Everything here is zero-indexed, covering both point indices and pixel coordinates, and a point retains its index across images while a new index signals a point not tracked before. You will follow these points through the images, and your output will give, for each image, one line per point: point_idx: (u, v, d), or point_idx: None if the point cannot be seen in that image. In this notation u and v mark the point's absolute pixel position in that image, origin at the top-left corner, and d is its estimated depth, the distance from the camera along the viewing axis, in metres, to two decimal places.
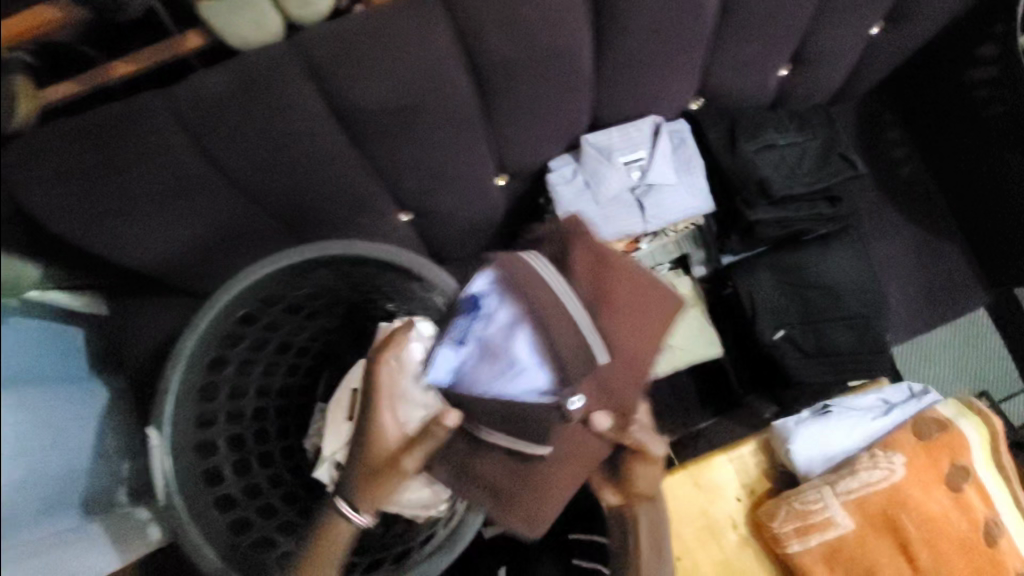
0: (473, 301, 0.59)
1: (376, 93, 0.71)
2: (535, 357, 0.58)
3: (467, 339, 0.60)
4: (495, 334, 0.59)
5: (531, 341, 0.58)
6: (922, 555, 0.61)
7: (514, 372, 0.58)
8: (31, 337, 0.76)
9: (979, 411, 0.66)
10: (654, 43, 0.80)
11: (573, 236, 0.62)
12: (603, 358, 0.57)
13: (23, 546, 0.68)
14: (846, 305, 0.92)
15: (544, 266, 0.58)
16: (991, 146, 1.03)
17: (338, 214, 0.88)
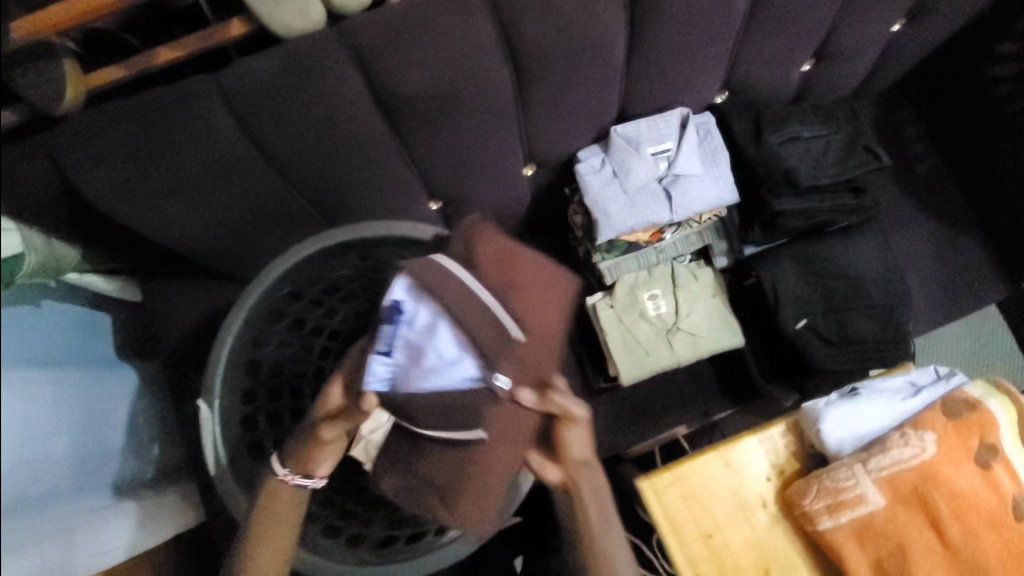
0: (393, 308, 0.55)
1: (417, 81, 0.73)
2: (459, 347, 0.55)
3: (394, 347, 0.55)
4: (419, 335, 0.55)
5: (453, 332, 0.55)
6: (952, 529, 0.63)
7: (444, 367, 0.55)
8: (58, 323, 0.80)
9: (1008, 391, 0.67)
10: (683, 35, 0.82)
11: (473, 233, 0.61)
12: (517, 334, 0.55)
13: (58, 522, 0.70)
14: (869, 294, 0.94)
15: (451, 265, 0.57)
16: (1010, 140, 1.05)
17: (373, 200, 0.90)
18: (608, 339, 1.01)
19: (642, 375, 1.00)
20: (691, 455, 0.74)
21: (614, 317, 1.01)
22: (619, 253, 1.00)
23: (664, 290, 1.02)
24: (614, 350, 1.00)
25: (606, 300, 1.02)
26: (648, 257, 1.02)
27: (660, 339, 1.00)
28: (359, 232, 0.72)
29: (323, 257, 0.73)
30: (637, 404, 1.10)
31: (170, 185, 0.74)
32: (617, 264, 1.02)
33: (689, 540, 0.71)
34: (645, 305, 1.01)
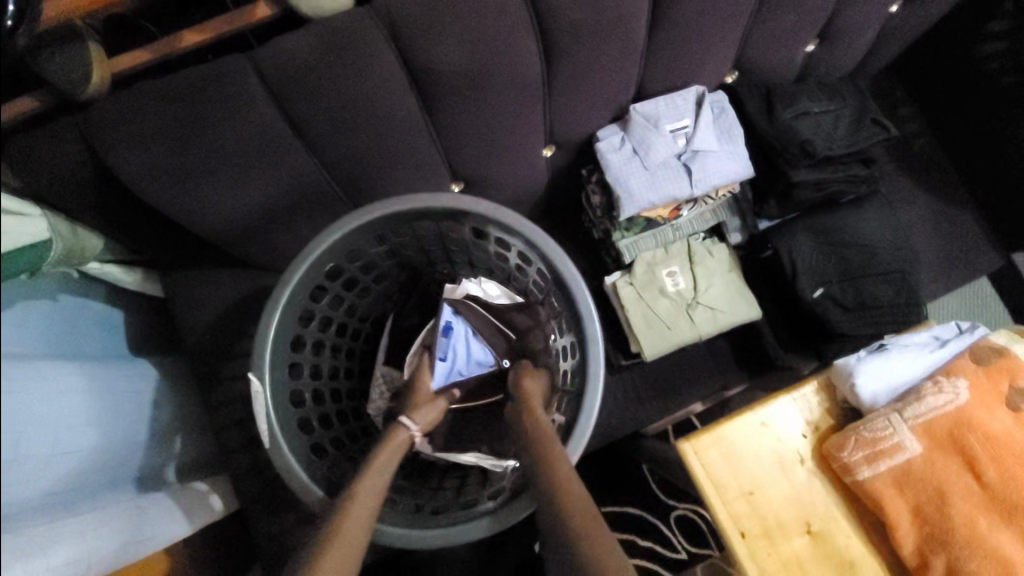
0: (447, 327, 0.85)
1: (452, 56, 0.74)
2: (482, 348, 0.88)
3: (446, 353, 0.86)
4: (461, 341, 0.87)
5: (477, 339, 0.88)
6: (989, 471, 0.66)
7: (473, 359, 0.88)
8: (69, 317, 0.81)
9: None
10: (703, 12, 0.84)
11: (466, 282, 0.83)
12: (512, 334, 0.88)
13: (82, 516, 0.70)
14: (883, 260, 0.99)
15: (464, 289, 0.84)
16: (1001, 110, 1.09)
17: (398, 182, 0.91)
18: (630, 316, 1.02)
19: (665, 349, 1.02)
20: (727, 416, 0.76)
21: (635, 294, 1.03)
22: (638, 230, 1.03)
23: (682, 267, 1.04)
24: (636, 325, 1.02)
25: (625, 278, 1.04)
26: (665, 236, 1.04)
27: (682, 314, 1.02)
28: (401, 205, 0.70)
29: (363, 232, 0.73)
30: (657, 382, 1.12)
31: (208, 164, 0.75)
32: (635, 242, 1.03)
33: (732, 498, 0.72)
34: (664, 281, 1.03)
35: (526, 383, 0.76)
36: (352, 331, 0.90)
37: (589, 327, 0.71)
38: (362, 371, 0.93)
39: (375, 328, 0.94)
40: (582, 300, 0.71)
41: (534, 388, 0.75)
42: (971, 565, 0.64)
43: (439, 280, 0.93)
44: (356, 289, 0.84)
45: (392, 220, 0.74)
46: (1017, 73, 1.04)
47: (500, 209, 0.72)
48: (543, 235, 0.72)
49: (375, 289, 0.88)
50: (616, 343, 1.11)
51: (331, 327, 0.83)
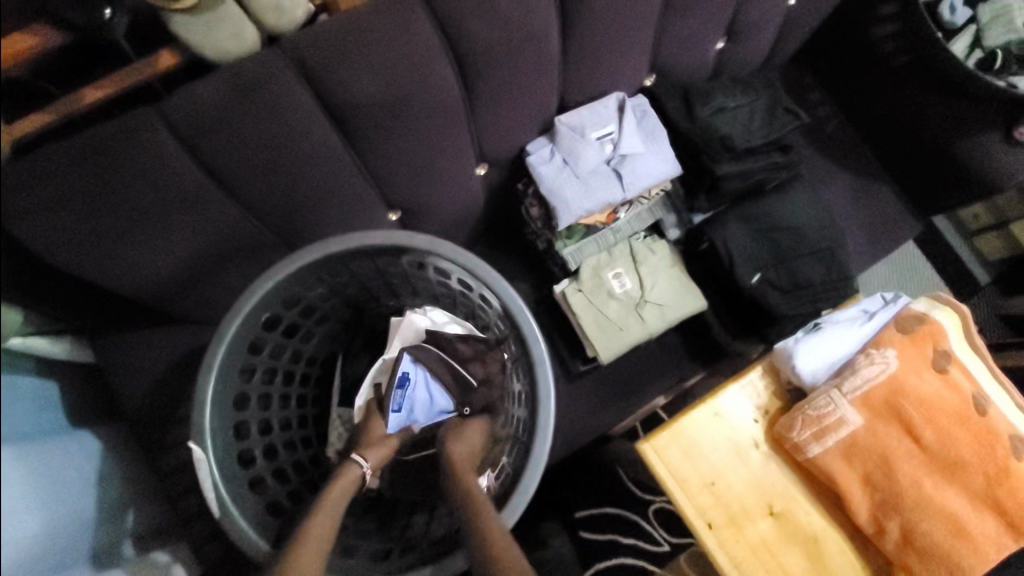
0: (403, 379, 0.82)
1: (369, 89, 0.74)
2: (443, 394, 0.85)
3: (400, 405, 0.83)
4: (419, 390, 0.84)
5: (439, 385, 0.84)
6: (926, 432, 0.68)
7: (430, 407, 0.85)
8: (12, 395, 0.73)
9: (949, 301, 0.74)
10: (611, 24, 0.87)
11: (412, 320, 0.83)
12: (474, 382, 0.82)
13: None
14: (811, 240, 1.03)
15: (415, 322, 0.84)
16: (904, 89, 1.13)
17: (331, 219, 0.89)
18: (582, 322, 1.04)
19: (619, 350, 1.04)
20: (681, 411, 0.78)
21: (585, 299, 1.05)
22: (580, 237, 1.05)
23: (627, 268, 1.07)
24: (589, 330, 1.04)
25: (573, 285, 1.06)
26: (605, 240, 1.08)
27: (631, 313, 1.05)
28: (331, 246, 0.70)
29: (297, 277, 0.72)
30: (616, 383, 1.14)
31: (123, 222, 0.72)
32: (579, 248, 1.06)
33: (695, 491, 0.74)
34: (611, 283, 1.06)
35: (453, 447, 0.75)
36: (301, 376, 0.88)
37: (534, 348, 0.71)
38: (316, 415, 0.91)
39: (323, 370, 0.92)
40: (525, 320, 0.72)
41: (461, 448, 0.75)
42: (923, 524, 0.67)
43: (385, 312, 0.92)
44: (298, 334, 0.82)
45: (328, 259, 0.73)
46: (909, 52, 1.08)
47: (432, 238, 0.72)
48: (478, 260, 0.72)
49: (317, 331, 0.87)
50: (572, 349, 1.13)
51: (276, 377, 0.80)
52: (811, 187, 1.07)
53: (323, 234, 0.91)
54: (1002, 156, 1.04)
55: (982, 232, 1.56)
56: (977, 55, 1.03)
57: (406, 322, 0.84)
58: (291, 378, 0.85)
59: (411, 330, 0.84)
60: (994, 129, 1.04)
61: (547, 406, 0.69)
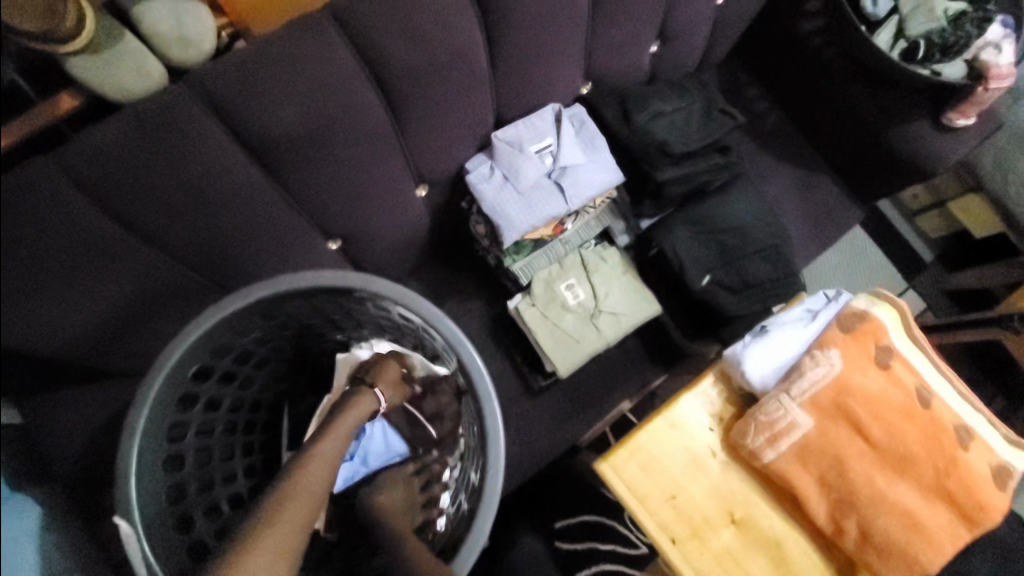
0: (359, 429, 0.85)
1: (289, 122, 0.71)
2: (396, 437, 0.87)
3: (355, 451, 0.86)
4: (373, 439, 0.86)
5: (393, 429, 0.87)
6: (875, 430, 0.69)
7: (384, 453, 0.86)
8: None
9: (886, 297, 0.74)
10: (539, 36, 0.85)
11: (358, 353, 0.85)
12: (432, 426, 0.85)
13: None
14: (756, 238, 1.03)
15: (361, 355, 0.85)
16: (834, 81, 1.15)
17: (261, 254, 0.85)
18: (538, 337, 1.03)
19: (577, 362, 1.03)
20: (639, 427, 0.77)
21: (539, 314, 1.04)
22: (529, 251, 1.03)
23: (579, 278, 1.07)
24: (546, 345, 1.03)
25: (525, 301, 1.05)
26: (555, 251, 1.07)
27: (586, 325, 1.05)
28: (257, 293, 0.66)
29: (223, 328, 0.68)
30: (579, 394, 1.13)
31: (27, 282, 0.63)
32: (529, 262, 1.05)
33: (658, 506, 0.74)
34: (565, 295, 1.05)
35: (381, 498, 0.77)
36: (245, 424, 0.83)
37: (478, 381, 0.70)
38: (265, 462, 0.86)
39: (271, 413, 0.88)
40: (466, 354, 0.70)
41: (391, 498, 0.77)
42: (880, 522, 0.67)
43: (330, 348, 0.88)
44: (235, 381, 0.76)
45: (259, 302, 0.69)
46: (837, 45, 1.10)
47: (368, 278, 0.69)
48: (413, 294, 0.70)
49: (259, 375, 0.81)
50: (532, 363, 1.12)
51: (214, 430, 0.75)
52: (753, 185, 1.08)
53: (258, 274, 0.87)
54: (932, 142, 1.07)
55: (924, 212, 1.61)
56: (901, 45, 1.05)
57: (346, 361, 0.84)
58: (232, 428, 0.79)
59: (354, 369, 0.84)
60: (922, 116, 1.07)
61: (496, 439, 0.68)
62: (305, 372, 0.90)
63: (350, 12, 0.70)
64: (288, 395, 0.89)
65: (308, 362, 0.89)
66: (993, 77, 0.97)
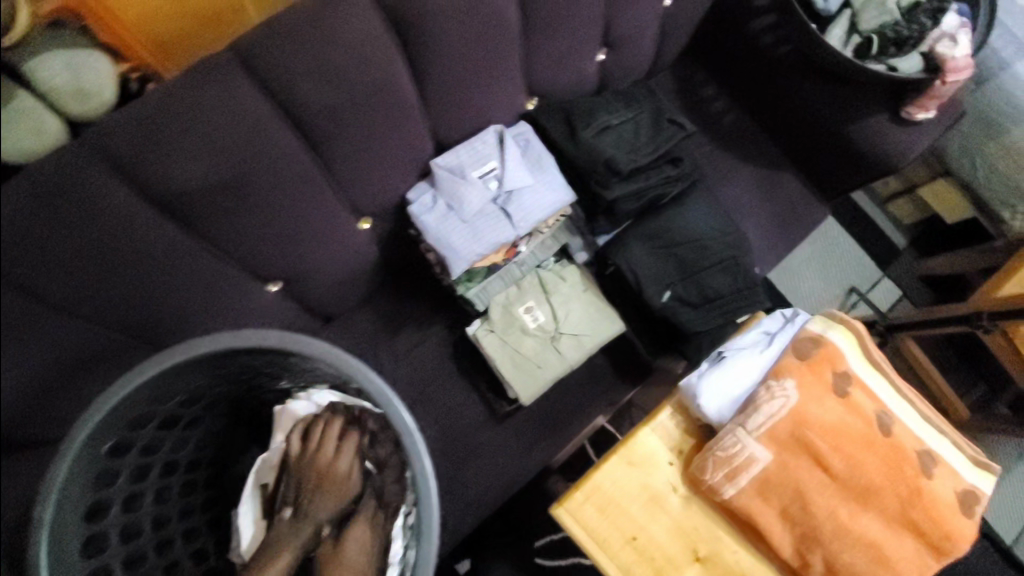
0: None
1: (199, 175, 0.67)
2: None
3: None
4: None
5: None
6: (834, 462, 0.65)
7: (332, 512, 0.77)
8: None
9: (842, 319, 0.71)
10: (469, 59, 0.81)
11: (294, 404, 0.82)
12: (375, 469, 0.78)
13: None
14: (715, 250, 1.00)
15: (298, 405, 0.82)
16: (789, 78, 1.11)
17: (195, 306, 0.80)
18: (498, 363, 0.99)
19: (539, 387, 1.00)
20: (595, 466, 0.73)
21: (497, 339, 1.00)
22: (482, 277, 0.99)
23: (537, 300, 1.03)
24: (506, 372, 0.99)
25: (484, 326, 1.01)
26: (511, 273, 1.03)
27: (546, 348, 1.01)
28: (183, 355, 0.60)
29: (140, 397, 0.62)
30: (546, 417, 1.10)
31: None
32: (483, 288, 1.00)
33: (618, 550, 0.70)
34: (524, 319, 1.01)
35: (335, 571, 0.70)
36: (183, 486, 0.79)
37: (410, 440, 0.65)
38: (210, 522, 0.83)
39: (211, 469, 0.84)
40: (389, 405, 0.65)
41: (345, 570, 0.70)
42: (844, 555, 0.64)
43: (270, 399, 0.85)
44: (164, 446, 0.73)
45: (175, 370, 0.63)
46: (791, 41, 1.07)
47: (287, 336, 0.64)
48: (340, 351, 0.65)
49: (193, 435, 0.78)
50: (495, 389, 1.08)
51: (143, 500, 0.71)
52: (710, 193, 1.05)
53: (195, 332, 0.82)
54: (893, 138, 1.04)
55: (893, 198, 1.58)
56: (855, 40, 1.00)
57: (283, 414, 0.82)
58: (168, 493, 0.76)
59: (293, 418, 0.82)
60: (882, 111, 1.04)
61: (430, 505, 0.65)
62: (244, 423, 0.87)
63: (255, 51, 0.65)
64: (230, 448, 0.86)
65: (246, 413, 0.85)
66: (951, 70, 0.94)
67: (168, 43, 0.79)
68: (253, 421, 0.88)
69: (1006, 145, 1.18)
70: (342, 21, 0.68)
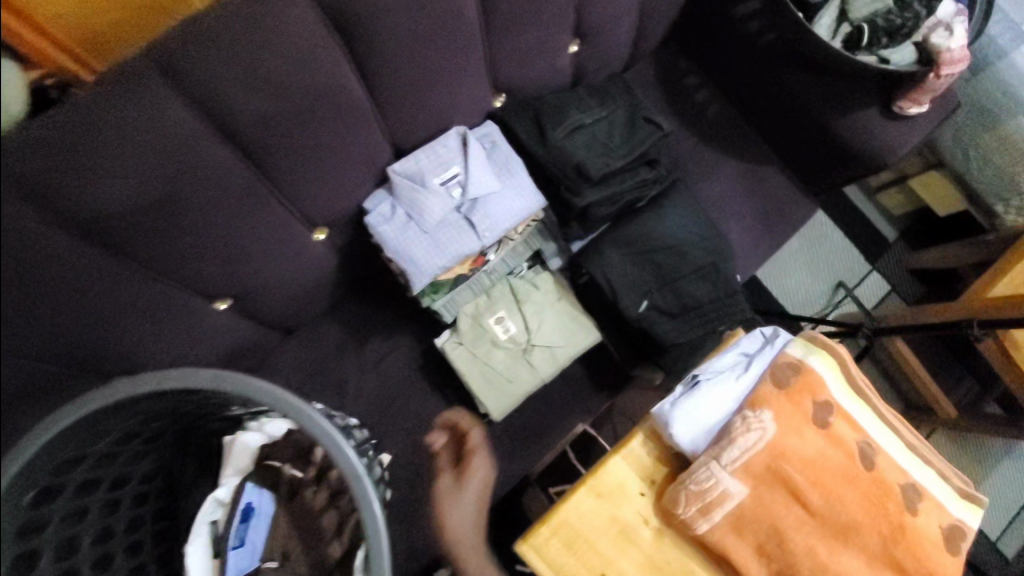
0: (248, 511, 0.76)
1: (122, 199, 0.59)
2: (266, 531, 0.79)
3: (244, 539, 0.75)
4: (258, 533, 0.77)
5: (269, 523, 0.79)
6: (812, 497, 0.61)
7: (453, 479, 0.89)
8: None
9: (824, 344, 0.67)
10: (426, 57, 0.74)
11: (239, 437, 0.79)
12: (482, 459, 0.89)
13: None
14: (694, 256, 0.95)
15: (250, 436, 0.80)
16: (775, 69, 1.04)
17: (138, 331, 0.73)
18: (467, 377, 0.94)
19: (510, 403, 0.95)
20: (562, 498, 0.68)
21: (466, 352, 0.95)
22: (448, 289, 0.93)
23: (508, 309, 0.97)
24: (475, 386, 0.94)
25: (452, 338, 0.96)
26: (480, 282, 0.97)
27: (518, 360, 0.96)
28: (125, 390, 0.56)
29: (71, 436, 0.56)
30: (521, 430, 1.06)
31: None
32: (451, 298, 0.95)
33: None
34: (494, 330, 0.96)
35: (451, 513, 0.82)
36: (130, 522, 0.72)
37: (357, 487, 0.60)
38: (160, 558, 0.76)
39: (162, 501, 0.77)
40: (333, 442, 0.60)
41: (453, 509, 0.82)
42: None
43: (218, 428, 0.80)
44: (104, 485, 0.66)
45: (120, 404, 0.57)
46: (774, 28, 0.98)
47: (220, 374, 0.60)
48: (280, 392, 0.60)
49: (137, 470, 0.71)
50: (467, 403, 1.04)
51: (80, 544, 0.65)
52: (690, 194, 1.00)
53: (139, 359, 0.75)
54: (884, 133, 0.98)
55: (883, 187, 1.51)
56: (844, 30, 0.94)
57: (236, 449, 0.79)
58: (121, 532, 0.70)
59: (247, 453, 0.80)
60: (873, 105, 0.98)
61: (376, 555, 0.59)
62: (193, 452, 0.81)
63: (174, 58, 0.57)
64: (178, 479, 0.79)
65: (194, 443, 0.80)
66: (947, 62, 0.88)
67: (93, 40, 0.69)
68: (203, 450, 0.82)
69: (1002, 137, 1.11)
70: (277, 20, 0.60)
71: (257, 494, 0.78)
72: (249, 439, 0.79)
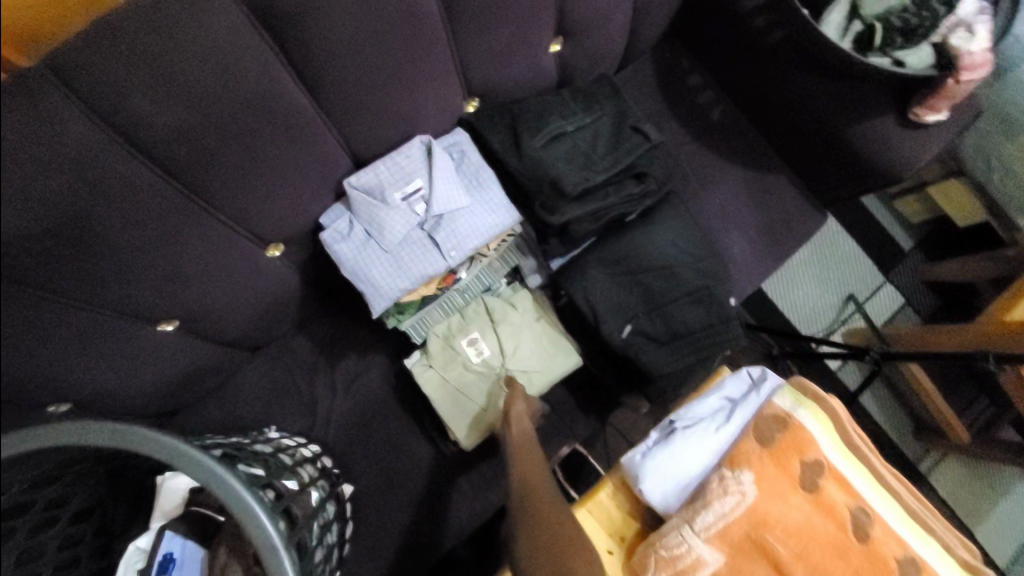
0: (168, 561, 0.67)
1: (20, 221, 0.52)
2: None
3: None
4: None
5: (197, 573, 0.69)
6: (797, 570, 0.59)
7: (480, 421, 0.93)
8: None
9: (814, 396, 0.67)
10: (379, 61, 0.67)
11: (165, 480, 0.73)
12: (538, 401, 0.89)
13: None
14: (685, 278, 0.87)
15: (174, 480, 0.73)
16: (780, 70, 0.96)
17: (68, 362, 0.66)
18: (436, 403, 0.88)
19: (480, 431, 0.87)
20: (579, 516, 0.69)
21: (437, 376, 0.88)
22: (415, 309, 0.87)
23: (483, 330, 0.90)
24: (444, 413, 0.87)
25: (421, 360, 0.89)
26: (452, 302, 0.90)
27: (490, 386, 0.89)
28: (34, 442, 0.48)
29: None
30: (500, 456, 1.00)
31: None
32: (420, 319, 0.89)
33: None
34: (466, 352, 0.89)
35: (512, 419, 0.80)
36: (64, 563, 0.65)
37: (274, 562, 0.51)
38: None
39: (99, 538, 0.70)
40: (244, 505, 0.52)
41: (515, 409, 0.81)
42: None
43: (153, 465, 0.73)
44: (33, 517, 0.59)
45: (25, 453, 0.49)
46: (783, 26, 0.89)
47: (114, 427, 0.50)
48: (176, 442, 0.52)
49: (71, 505, 0.64)
50: (442, 428, 0.98)
51: None
52: (683, 207, 0.92)
53: (78, 387, 0.68)
54: (897, 142, 0.89)
55: (900, 195, 1.41)
56: (855, 28, 0.85)
57: (164, 490, 0.73)
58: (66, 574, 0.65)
59: (176, 498, 0.73)
60: (886, 112, 0.89)
61: None
62: (125, 492, 0.73)
63: (74, 68, 0.51)
64: (112, 518, 0.71)
65: (129, 476, 0.73)
66: (966, 67, 0.79)
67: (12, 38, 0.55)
68: (133, 490, 0.75)
69: None
70: (195, 25, 0.54)
71: (181, 544, 0.69)
72: (174, 483, 0.73)
